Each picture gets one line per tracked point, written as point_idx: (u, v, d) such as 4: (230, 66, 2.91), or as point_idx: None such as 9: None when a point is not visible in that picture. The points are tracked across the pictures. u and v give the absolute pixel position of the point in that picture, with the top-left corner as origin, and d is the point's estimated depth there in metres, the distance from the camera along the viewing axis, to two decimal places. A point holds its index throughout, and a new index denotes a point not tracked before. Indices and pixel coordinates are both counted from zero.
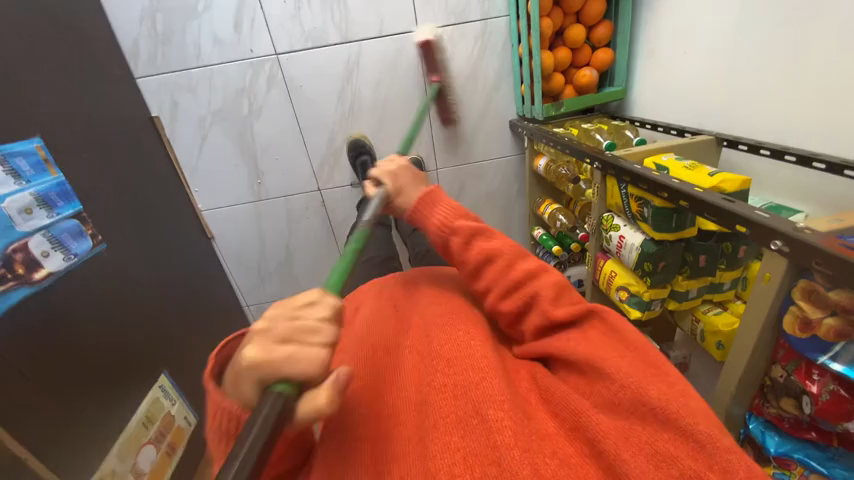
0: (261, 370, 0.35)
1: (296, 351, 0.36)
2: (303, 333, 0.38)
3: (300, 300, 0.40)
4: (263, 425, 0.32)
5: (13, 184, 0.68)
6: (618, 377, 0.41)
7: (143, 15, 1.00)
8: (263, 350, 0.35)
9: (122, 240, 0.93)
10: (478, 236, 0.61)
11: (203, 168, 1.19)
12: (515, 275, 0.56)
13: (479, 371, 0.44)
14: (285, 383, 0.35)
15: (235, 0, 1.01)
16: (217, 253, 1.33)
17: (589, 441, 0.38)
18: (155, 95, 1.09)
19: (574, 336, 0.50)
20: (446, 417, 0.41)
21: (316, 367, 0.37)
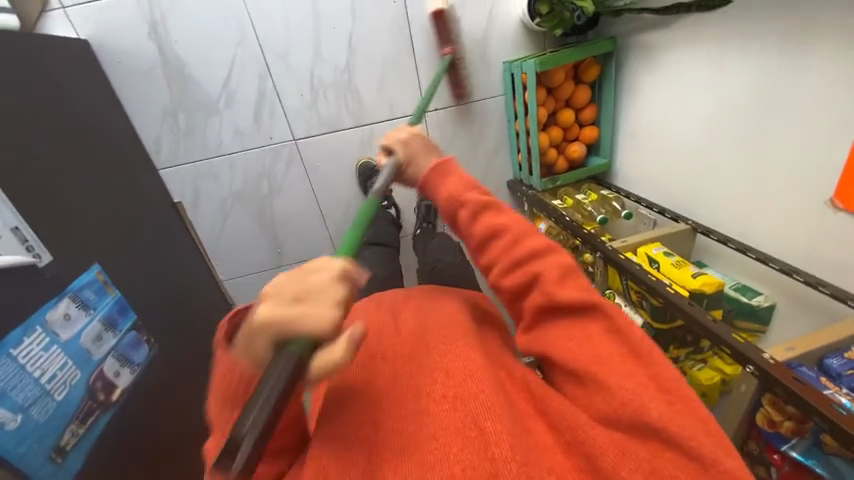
0: (275, 326, 0.36)
1: (300, 315, 0.36)
2: (314, 291, 0.38)
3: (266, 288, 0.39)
4: (277, 382, 0.34)
5: (85, 316, 0.73)
6: (618, 384, 0.42)
7: (165, 115, 1.05)
8: (269, 311, 0.36)
9: (168, 334, 0.98)
10: (487, 208, 0.61)
11: (225, 244, 1.25)
12: (520, 250, 0.56)
13: (470, 388, 0.42)
14: (295, 346, 0.35)
15: (254, 95, 1.07)
16: None
17: (586, 455, 0.39)
18: (177, 183, 1.14)
19: (574, 332, 0.49)
20: (440, 430, 0.40)
21: (328, 324, 0.36)
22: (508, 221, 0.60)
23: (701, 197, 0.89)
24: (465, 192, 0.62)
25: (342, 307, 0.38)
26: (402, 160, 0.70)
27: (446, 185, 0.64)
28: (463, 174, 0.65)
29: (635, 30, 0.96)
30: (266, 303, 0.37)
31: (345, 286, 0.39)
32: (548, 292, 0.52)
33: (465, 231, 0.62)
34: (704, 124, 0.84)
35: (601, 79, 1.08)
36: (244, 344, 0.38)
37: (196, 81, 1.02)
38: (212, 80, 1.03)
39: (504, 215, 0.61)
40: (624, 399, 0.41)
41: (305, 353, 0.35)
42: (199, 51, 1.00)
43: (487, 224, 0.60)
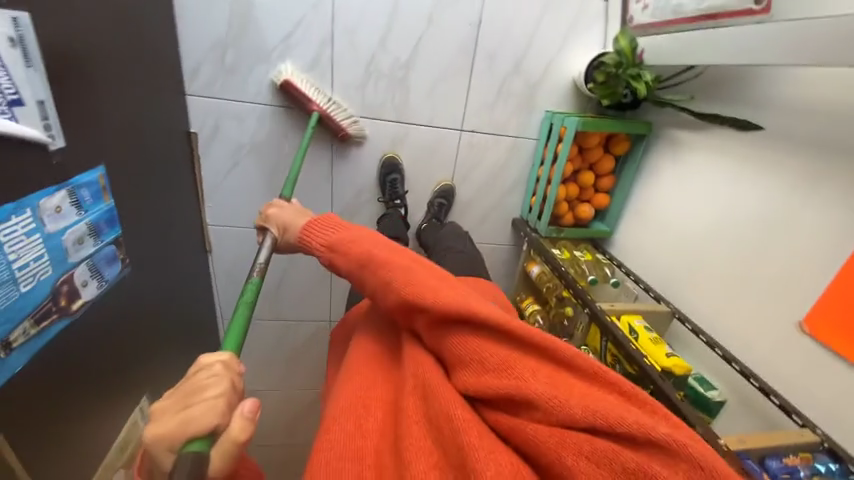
0: (171, 438, 0.42)
1: (196, 411, 0.42)
2: (198, 392, 0.44)
3: (156, 405, 0.45)
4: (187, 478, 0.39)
5: (75, 215, 0.69)
6: (535, 385, 0.46)
7: (215, 46, 1.03)
8: (166, 431, 0.42)
9: (141, 260, 0.93)
10: (352, 243, 0.65)
11: (224, 189, 1.21)
12: (385, 273, 0.58)
13: (432, 384, 0.51)
14: (197, 441, 0.41)
15: (310, 59, 1.07)
16: (210, 267, 1.33)
17: (535, 451, 0.45)
18: (200, 114, 1.10)
19: (475, 341, 0.51)
20: (414, 425, 0.49)
21: (218, 413, 0.43)
22: (368, 246, 0.63)
23: (685, 288, 0.97)
24: (334, 238, 0.67)
25: (234, 391, 0.46)
26: (281, 230, 0.76)
27: (320, 233, 0.69)
28: (335, 219, 0.70)
29: (669, 124, 1.05)
30: (154, 426, 0.43)
31: (233, 372, 0.47)
32: (434, 318, 0.54)
33: (344, 270, 0.65)
34: (705, 225, 0.93)
35: (625, 156, 1.15)
36: (148, 461, 0.45)
37: (259, 26, 1.02)
38: (275, 30, 1.03)
39: (370, 241, 0.64)
40: (545, 400, 0.45)
41: (207, 449, 0.41)
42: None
43: (359, 248, 0.63)
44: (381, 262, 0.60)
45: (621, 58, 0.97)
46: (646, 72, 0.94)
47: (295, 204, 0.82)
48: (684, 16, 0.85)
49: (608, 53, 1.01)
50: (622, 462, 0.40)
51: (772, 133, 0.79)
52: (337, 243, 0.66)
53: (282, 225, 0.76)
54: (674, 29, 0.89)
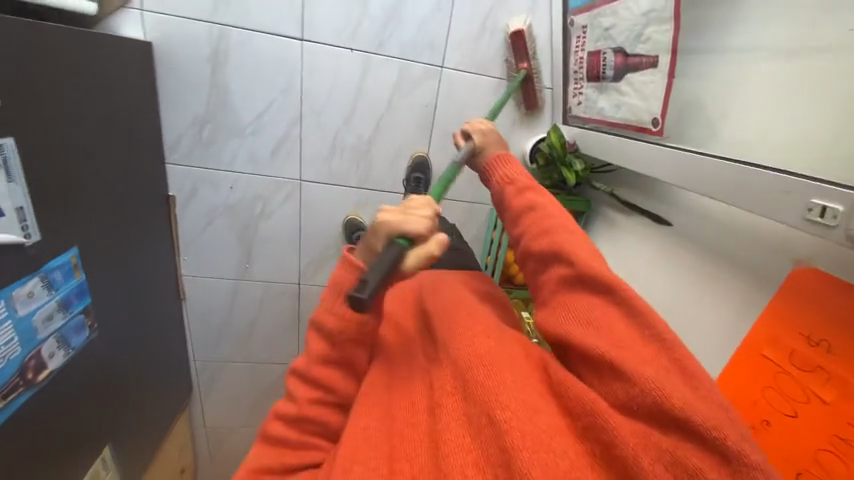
0: (389, 225, 0.59)
1: (409, 219, 0.59)
2: (414, 209, 0.61)
3: (385, 207, 0.61)
4: (389, 261, 0.57)
5: (44, 296, 0.77)
6: (633, 367, 0.49)
7: (192, 122, 1.13)
8: (392, 216, 0.59)
9: (111, 318, 1.00)
10: (526, 189, 0.74)
11: (199, 243, 1.30)
12: (550, 224, 0.66)
13: (481, 382, 0.54)
14: (404, 238, 0.59)
15: (280, 133, 1.17)
16: (183, 312, 1.40)
17: (596, 434, 0.48)
18: (178, 180, 1.20)
19: (597, 310, 0.56)
20: (454, 422, 0.54)
21: (422, 225, 0.59)
22: (544, 201, 0.70)
23: None
24: (518, 174, 0.76)
25: (433, 220, 0.61)
26: (477, 147, 0.86)
27: (506, 165, 0.79)
28: (515, 165, 0.79)
29: (606, 202, 1.13)
30: (385, 212, 0.60)
31: (433, 208, 0.62)
32: (576, 275, 0.59)
33: (510, 202, 0.74)
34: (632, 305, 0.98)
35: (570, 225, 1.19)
36: (361, 249, 0.63)
37: (233, 106, 1.12)
38: (249, 110, 1.13)
39: (544, 193, 0.71)
40: (641, 380, 0.48)
41: (404, 248, 0.58)
42: (247, 84, 1.10)
43: (525, 200, 0.72)
44: (549, 215, 0.68)
45: (553, 149, 1.08)
46: (577, 162, 1.05)
47: (484, 118, 0.92)
48: (608, 118, 0.95)
49: (544, 142, 1.12)
50: (681, 461, 0.43)
51: (680, 231, 0.88)
52: (516, 183, 0.75)
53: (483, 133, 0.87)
54: (602, 128, 0.98)
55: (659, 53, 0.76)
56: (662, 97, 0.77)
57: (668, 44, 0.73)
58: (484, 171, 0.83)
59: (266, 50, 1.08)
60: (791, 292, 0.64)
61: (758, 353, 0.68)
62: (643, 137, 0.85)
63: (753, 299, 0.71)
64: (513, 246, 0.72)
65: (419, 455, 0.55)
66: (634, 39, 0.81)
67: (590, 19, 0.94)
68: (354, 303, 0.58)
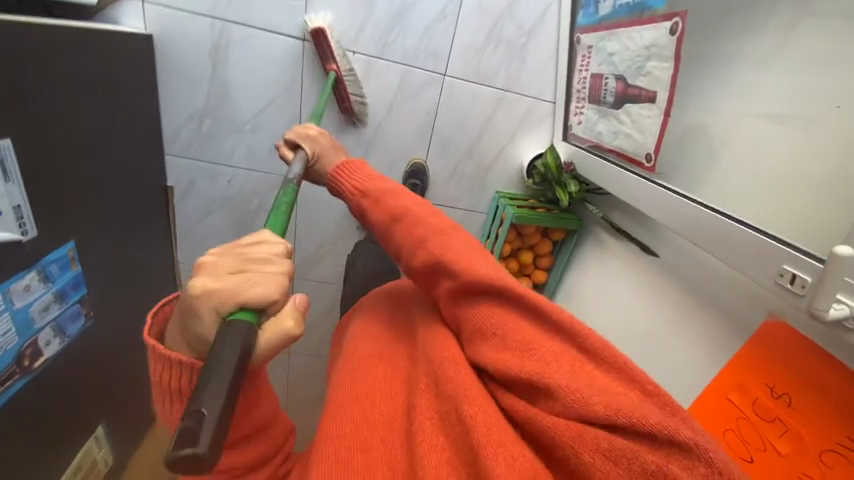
0: (219, 296, 0.44)
1: (249, 283, 0.46)
2: (259, 262, 0.48)
3: (207, 265, 0.48)
4: (233, 346, 0.41)
5: (41, 288, 0.80)
6: (552, 372, 0.45)
7: (192, 116, 1.13)
8: (214, 281, 0.45)
9: (106, 306, 1.03)
10: (384, 195, 0.72)
11: (196, 234, 1.32)
12: (420, 235, 0.64)
13: (451, 377, 0.50)
14: (245, 311, 0.45)
15: (279, 132, 1.17)
16: (179, 299, 1.44)
17: (554, 444, 0.43)
18: (177, 172, 1.21)
19: (497, 314, 0.54)
20: (427, 422, 0.48)
21: (276, 289, 0.47)
22: (407, 205, 0.69)
23: None
24: (366, 183, 0.76)
25: (288, 278, 0.49)
26: (312, 155, 0.86)
27: (349, 177, 0.78)
28: (362, 169, 0.79)
29: (598, 224, 1.13)
30: (207, 279, 0.46)
31: (285, 260, 0.50)
32: (462, 284, 0.57)
33: (371, 216, 0.73)
34: (614, 330, 0.99)
35: (561, 242, 1.20)
36: (182, 334, 0.48)
37: (233, 102, 1.12)
38: (248, 106, 1.13)
39: (404, 198, 0.71)
40: (566, 388, 0.43)
41: (254, 321, 0.44)
42: (248, 80, 1.10)
43: (391, 209, 0.70)
44: (417, 220, 0.66)
45: (549, 170, 1.11)
46: (571, 184, 1.07)
47: (323, 131, 0.91)
48: (606, 145, 0.95)
49: (540, 161, 1.15)
50: (642, 463, 0.38)
51: (665, 263, 0.88)
52: (370, 195, 0.74)
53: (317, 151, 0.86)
54: (599, 153, 0.98)
55: (658, 90, 0.75)
56: (656, 134, 0.77)
57: (668, 80, 0.72)
58: (333, 186, 0.81)
59: (268, 46, 1.06)
60: (766, 344, 0.64)
61: (724, 396, 0.68)
62: (636, 170, 0.86)
63: (724, 341, 0.73)
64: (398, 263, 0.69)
65: (396, 461, 0.48)
66: (635, 71, 0.80)
67: (597, 40, 0.92)
68: (173, 463, 0.34)
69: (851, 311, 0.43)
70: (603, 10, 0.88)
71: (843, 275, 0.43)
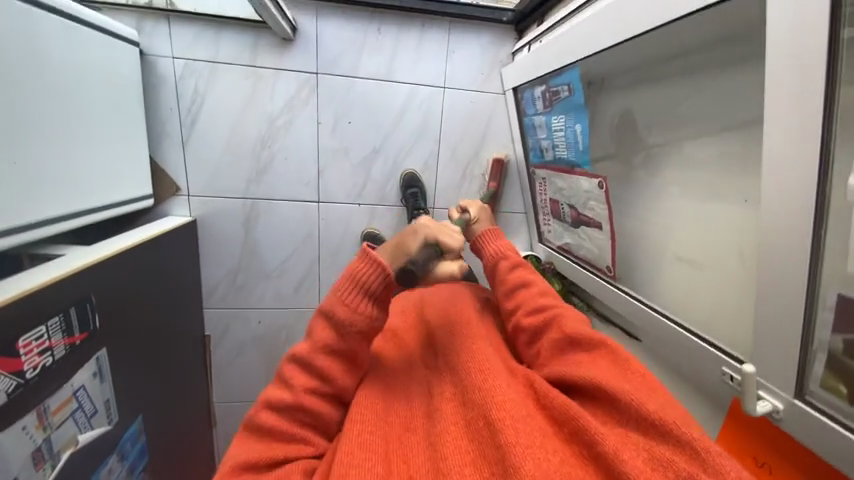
0: (429, 229, 0.74)
1: (444, 233, 0.75)
2: (448, 232, 0.75)
3: (423, 219, 0.76)
4: (426, 237, 0.73)
5: (118, 466, 0.90)
6: (624, 391, 0.54)
7: (227, 273, 1.33)
8: (434, 225, 0.75)
9: (161, 467, 1.10)
10: (519, 267, 0.82)
11: (230, 371, 1.45)
12: (544, 301, 0.75)
13: (481, 389, 0.58)
14: (433, 247, 0.75)
15: (302, 273, 1.37)
16: (214, 436, 1.50)
17: (588, 440, 0.50)
18: (213, 320, 1.38)
19: (585, 359, 0.64)
20: (453, 425, 0.58)
21: (456, 241, 0.75)
22: (535, 279, 0.80)
23: None
24: (506, 251, 0.85)
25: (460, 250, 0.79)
26: (472, 220, 0.92)
27: (495, 241, 0.87)
28: (507, 239, 0.88)
29: None
30: (425, 221, 0.76)
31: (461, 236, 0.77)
32: (570, 342, 0.66)
33: (500, 277, 0.82)
34: None
35: None
36: (391, 246, 0.73)
37: (262, 256, 1.33)
38: (274, 258, 1.34)
39: (531, 274, 0.81)
40: (627, 397, 0.53)
41: (436, 250, 0.76)
42: (273, 237, 1.32)
43: (521, 275, 0.81)
44: (541, 289, 0.78)
45: None
46: (554, 283, 1.28)
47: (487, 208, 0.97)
48: (574, 253, 1.16)
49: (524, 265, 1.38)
50: (676, 471, 0.45)
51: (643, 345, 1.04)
52: (513, 259, 0.83)
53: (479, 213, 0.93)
54: (569, 257, 1.19)
55: (602, 221, 0.97)
56: (611, 252, 0.99)
57: (606, 216, 0.95)
58: (477, 246, 0.90)
59: (288, 211, 1.30)
60: (731, 426, 0.77)
61: None
62: (601, 276, 1.06)
63: None
64: (506, 317, 0.79)
65: (416, 457, 0.57)
66: (582, 204, 1.03)
67: (547, 174, 1.18)
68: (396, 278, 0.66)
69: (773, 405, 0.58)
70: (548, 157, 1.14)
71: (755, 377, 0.60)
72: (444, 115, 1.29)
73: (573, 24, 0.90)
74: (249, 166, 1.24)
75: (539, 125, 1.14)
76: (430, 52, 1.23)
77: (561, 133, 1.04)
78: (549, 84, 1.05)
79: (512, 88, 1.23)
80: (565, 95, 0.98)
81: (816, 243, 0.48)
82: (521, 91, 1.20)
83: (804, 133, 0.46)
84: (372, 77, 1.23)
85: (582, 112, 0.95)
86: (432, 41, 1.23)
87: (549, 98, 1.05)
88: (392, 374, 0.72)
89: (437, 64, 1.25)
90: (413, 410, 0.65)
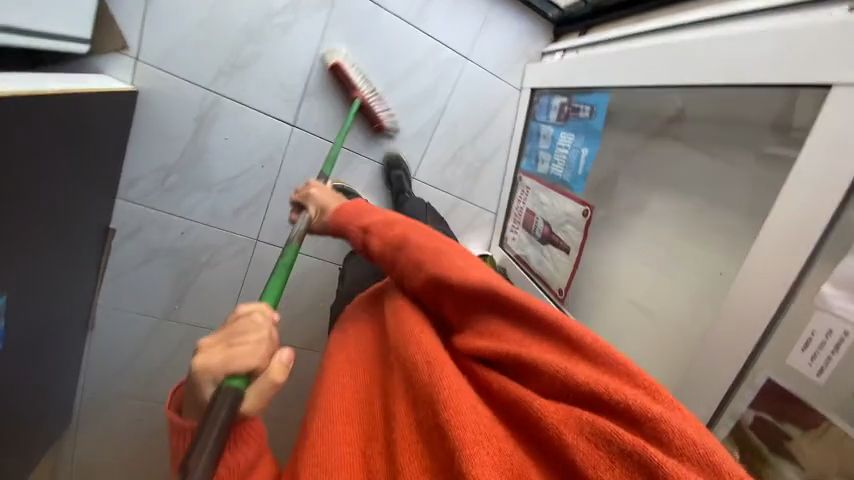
0: (217, 370, 0.46)
1: (242, 347, 0.47)
2: (241, 331, 0.48)
3: (204, 341, 0.49)
4: (220, 412, 0.42)
5: None
6: (550, 361, 0.44)
7: (159, 168, 1.14)
8: (214, 355, 0.47)
9: (23, 362, 0.90)
10: (380, 222, 0.72)
11: (129, 277, 1.26)
12: (399, 241, 0.66)
13: (424, 385, 0.47)
14: (238, 380, 0.46)
15: (249, 197, 1.22)
16: (88, 342, 1.31)
17: (555, 451, 0.40)
18: (125, 216, 1.18)
19: (495, 318, 0.53)
20: (406, 431, 0.46)
21: (255, 357, 0.47)
22: (397, 224, 0.70)
23: None
24: (364, 212, 0.76)
25: (269, 338, 0.49)
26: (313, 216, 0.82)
27: (352, 216, 0.77)
28: (356, 203, 0.79)
29: None
30: (201, 354, 0.47)
31: (267, 319, 0.51)
32: (457, 294, 0.55)
33: (366, 249, 0.73)
34: None
35: None
36: (188, 400, 0.49)
37: (208, 163, 1.16)
38: (222, 171, 1.18)
39: (398, 219, 0.72)
40: (568, 375, 0.42)
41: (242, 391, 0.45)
42: (229, 147, 1.15)
43: (380, 232, 0.71)
44: (412, 237, 0.65)
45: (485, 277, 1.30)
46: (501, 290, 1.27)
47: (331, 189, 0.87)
48: (531, 264, 1.16)
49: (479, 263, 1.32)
50: (647, 458, 0.34)
51: None
52: (363, 221, 0.75)
53: (322, 207, 0.82)
54: (522, 268, 1.17)
55: (571, 245, 0.99)
56: (568, 276, 1.00)
57: (578, 242, 0.97)
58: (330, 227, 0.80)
59: (255, 124, 1.14)
60: None
61: None
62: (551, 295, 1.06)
63: None
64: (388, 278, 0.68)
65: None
66: (558, 224, 1.05)
67: (532, 185, 1.19)
68: None
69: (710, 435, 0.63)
70: (541, 169, 1.16)
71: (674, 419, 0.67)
72: (457, 87, 1.21)
73: (621, 52, 0.90)
74: (224, 55, 1.06)
75: (544, 135, 1.15)
76: (466, 16, 1.15)
77: (563, 150, 1.06)
78: (572, 99, 1.06)
79: (531, 88, 1.21)
80: (585, 115, 1.00)
81: (776, 316, 0.53)
82: (537, 95, 1.20)
83: (804, 218, 0.51)
84: (399, 15, 1.12)
85: (593, 140, 0.98)
86: (470, 4, 1.15)
87: (567, 112, 1.07)
88: (336, 379, 0.57)
89: (466, 31, 1.16)
90: (348, 418, 0.52)
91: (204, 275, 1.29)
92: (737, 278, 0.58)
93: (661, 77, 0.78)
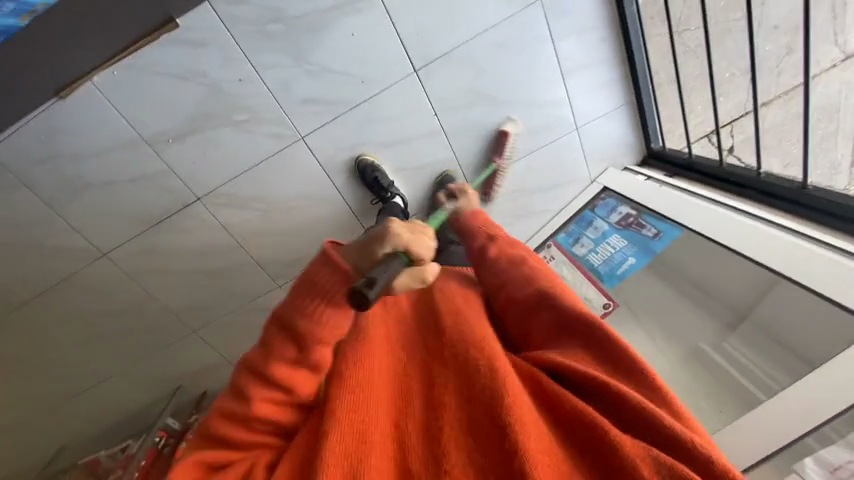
0: (398, 243, 0.57)
1: (421, 240, 0.59)
2: (420, 231, 0.60)
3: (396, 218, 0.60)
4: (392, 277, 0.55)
5: None
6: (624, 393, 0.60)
7: (271, 9, 1.04)
8: (399, 232, 0.58)
9: None
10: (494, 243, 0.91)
11: (148, 79, 1.06)
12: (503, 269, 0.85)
13: (489, 385, 0.63)
14: (407, 259, 0.59)
15: (328, 98, 1.15)
16: (40, 106, 1.04)
17: (597, 452, 0.56)
18: (201, 21, 1.02)
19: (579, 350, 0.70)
20: (454, 416, 0.62)
21: (425, 254, 0.59)
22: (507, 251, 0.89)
23: None
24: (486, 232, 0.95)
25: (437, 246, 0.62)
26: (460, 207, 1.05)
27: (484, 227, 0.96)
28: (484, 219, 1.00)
29: None
30: (397, 224, 0.58)
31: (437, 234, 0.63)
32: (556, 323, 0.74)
33: (479, 258, 0.91)
34: None
35: None
36: (356, 248, 0.61)
37: (320, 43, 1.09)
38: (325, 58, 1.10)
39: (507, 246, 0.91)
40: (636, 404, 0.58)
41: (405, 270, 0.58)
42: (349, 45, 1.10)
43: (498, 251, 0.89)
44: (515, 266, 0.84)
45: None
46: None
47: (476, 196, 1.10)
48: None
49: None
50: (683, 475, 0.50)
51: None
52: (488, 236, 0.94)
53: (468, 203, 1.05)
54: None
55: None
56: None
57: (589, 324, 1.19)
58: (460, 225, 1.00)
59: (389, 45, 1.11)
60: None
61: None
62: None
63: None
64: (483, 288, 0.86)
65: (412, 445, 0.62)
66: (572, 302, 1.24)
67: (558, 256, 1.32)
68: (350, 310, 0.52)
69: None
70: (577, 249, 1.32)
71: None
72: (555, 144, 1.31)
73: (714, 209, 1.06)
74: None
75: (595, 227, 1.33)
76: (599, 99, 1.28)
77: (610, 248, 1.26)
78: (639, 214, 1.25)
79: (603, 185, 1.35)
80: (649, 234, 1.20)
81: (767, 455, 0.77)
82: (605, 194, 1.35)
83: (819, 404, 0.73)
84: (560, 59, 1.21)
85: (641, 256, 1.21)
86: (609, 93, 1.28)
87: (629, 222, 1.26)
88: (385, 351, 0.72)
89: (593, 109, 1.29)
90: (405, 388, 0.69)
91: (224, 132, 1.15)
92: (722, 430, 0.84)
93: (745, 249, 0.94)
